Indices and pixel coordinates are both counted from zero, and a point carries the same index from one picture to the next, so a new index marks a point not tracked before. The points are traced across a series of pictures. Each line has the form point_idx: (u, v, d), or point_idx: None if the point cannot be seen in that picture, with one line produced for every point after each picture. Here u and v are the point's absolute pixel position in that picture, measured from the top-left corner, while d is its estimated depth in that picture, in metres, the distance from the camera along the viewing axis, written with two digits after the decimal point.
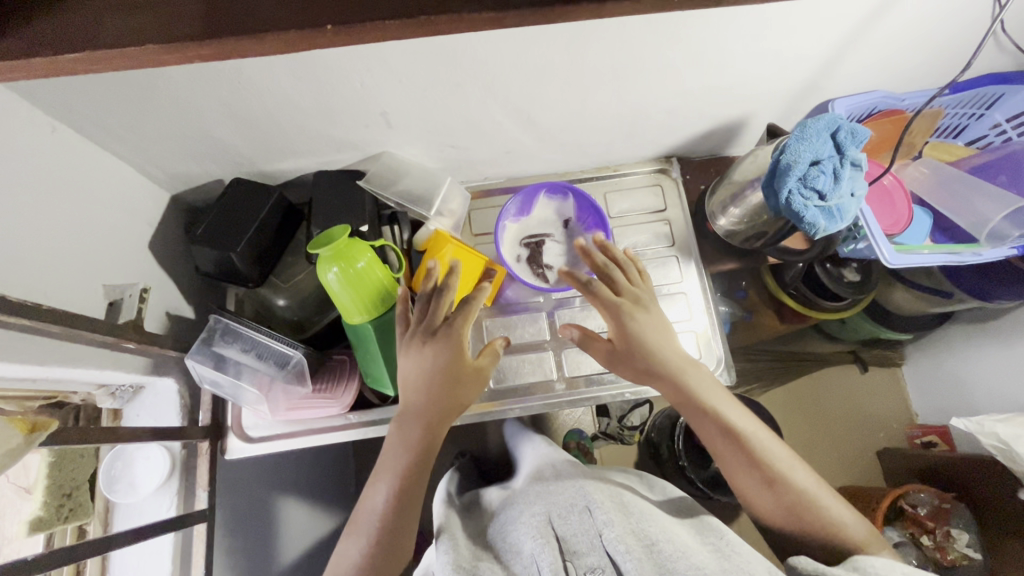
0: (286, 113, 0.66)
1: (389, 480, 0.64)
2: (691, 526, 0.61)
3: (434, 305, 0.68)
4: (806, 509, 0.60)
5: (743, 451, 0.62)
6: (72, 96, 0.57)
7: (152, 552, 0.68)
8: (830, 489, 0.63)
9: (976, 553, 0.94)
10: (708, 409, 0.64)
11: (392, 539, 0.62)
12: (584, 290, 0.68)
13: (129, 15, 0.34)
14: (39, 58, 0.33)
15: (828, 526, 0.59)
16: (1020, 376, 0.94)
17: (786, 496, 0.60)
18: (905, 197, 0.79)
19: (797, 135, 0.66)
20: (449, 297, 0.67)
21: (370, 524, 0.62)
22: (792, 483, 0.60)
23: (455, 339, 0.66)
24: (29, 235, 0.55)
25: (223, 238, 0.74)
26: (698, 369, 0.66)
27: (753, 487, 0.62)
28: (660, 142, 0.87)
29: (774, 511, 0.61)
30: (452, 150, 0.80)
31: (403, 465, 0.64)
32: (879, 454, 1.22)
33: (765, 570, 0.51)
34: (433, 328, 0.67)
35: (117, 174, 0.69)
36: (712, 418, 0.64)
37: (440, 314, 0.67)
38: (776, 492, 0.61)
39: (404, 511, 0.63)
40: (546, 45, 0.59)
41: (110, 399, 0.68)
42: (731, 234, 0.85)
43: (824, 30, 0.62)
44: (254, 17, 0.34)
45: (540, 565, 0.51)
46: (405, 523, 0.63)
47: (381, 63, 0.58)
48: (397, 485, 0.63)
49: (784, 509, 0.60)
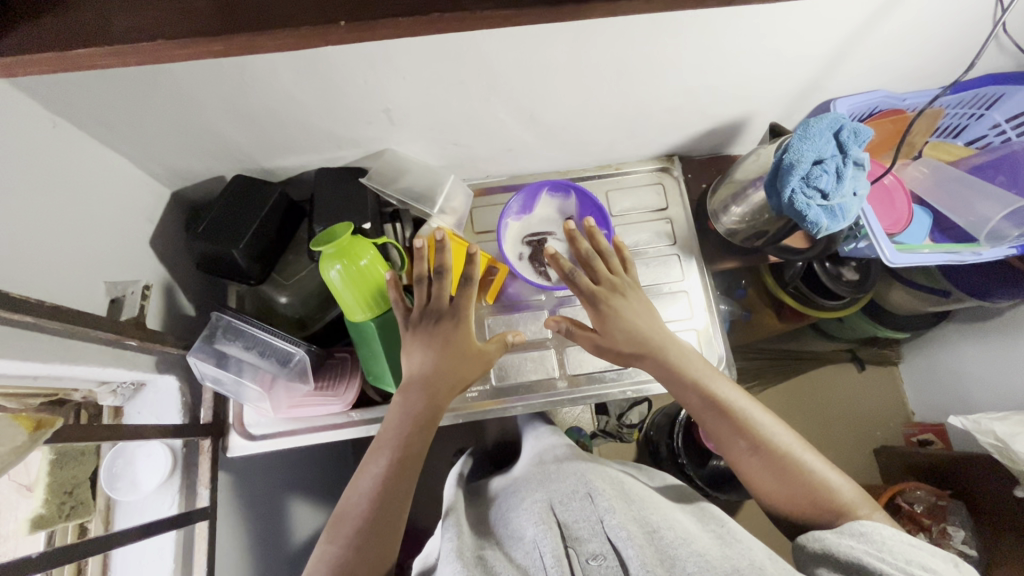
0: (289, 110, 0.66)
1: (381, 461, 0.64)
2: (694, 514, 0.60)
3: (436, 289, 0.67)
4: (804, 480, 0.59)
5: (733, 428, 0.63)
6: (73, 91, 0.56)
7: (153, 550, 0.68)
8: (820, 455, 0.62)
9: (972, 550, 0.94)
10: (691, 380, 0.66)
11: (386, 521, 0.61)
12: (565, 279, 0.67)
13: (141, 10, 0.34)
14: (50, 53, 0.33)
15: (819, 490, 0.59)
16: (1016, 375, 0.95)
17: (777, 466, 0.60)
18: (905, 196, 0.80)
19: (800, 134, 0.66)
20: (449, 278, 0.66)
21: (360, 500, 0.62)
22: (776, 448, 0.61)
23: (461, 321, 0.68)
24: (30, 232, 0.54)
25: (225, 235, 0.74)
26: (679, 345, 0.68)
27: (741, 457, 0.63)
28: (662, 140, 0.87)
29: (764, 481, 0.61)
30: (454, 148, 0.80)
31: (395, 444, 0.65)
32: (876, 451, 1.23)
33: (766, 557, 0.51)
34: (437, 312, 0.68)
35: (118, 170, 0.68)
36: (694, 389, 0.65)
37: (445, 296, 0.67)
38: (769, 466, 0.61)
39: (398, 492, 0.62)
40: (552, 43, 0.59)
41: (111, 397, 0.67)
42: (732, 233, 0.85)
43: (828, 29, 0.62)
44: (269, 13, 0.34)
45: (542, 549, 0.51)
46: (399, 502, 0.62)
47: (386, 60, 0.58)
48: (390, 457, 0.64)
49: (773, 475, 0.61)
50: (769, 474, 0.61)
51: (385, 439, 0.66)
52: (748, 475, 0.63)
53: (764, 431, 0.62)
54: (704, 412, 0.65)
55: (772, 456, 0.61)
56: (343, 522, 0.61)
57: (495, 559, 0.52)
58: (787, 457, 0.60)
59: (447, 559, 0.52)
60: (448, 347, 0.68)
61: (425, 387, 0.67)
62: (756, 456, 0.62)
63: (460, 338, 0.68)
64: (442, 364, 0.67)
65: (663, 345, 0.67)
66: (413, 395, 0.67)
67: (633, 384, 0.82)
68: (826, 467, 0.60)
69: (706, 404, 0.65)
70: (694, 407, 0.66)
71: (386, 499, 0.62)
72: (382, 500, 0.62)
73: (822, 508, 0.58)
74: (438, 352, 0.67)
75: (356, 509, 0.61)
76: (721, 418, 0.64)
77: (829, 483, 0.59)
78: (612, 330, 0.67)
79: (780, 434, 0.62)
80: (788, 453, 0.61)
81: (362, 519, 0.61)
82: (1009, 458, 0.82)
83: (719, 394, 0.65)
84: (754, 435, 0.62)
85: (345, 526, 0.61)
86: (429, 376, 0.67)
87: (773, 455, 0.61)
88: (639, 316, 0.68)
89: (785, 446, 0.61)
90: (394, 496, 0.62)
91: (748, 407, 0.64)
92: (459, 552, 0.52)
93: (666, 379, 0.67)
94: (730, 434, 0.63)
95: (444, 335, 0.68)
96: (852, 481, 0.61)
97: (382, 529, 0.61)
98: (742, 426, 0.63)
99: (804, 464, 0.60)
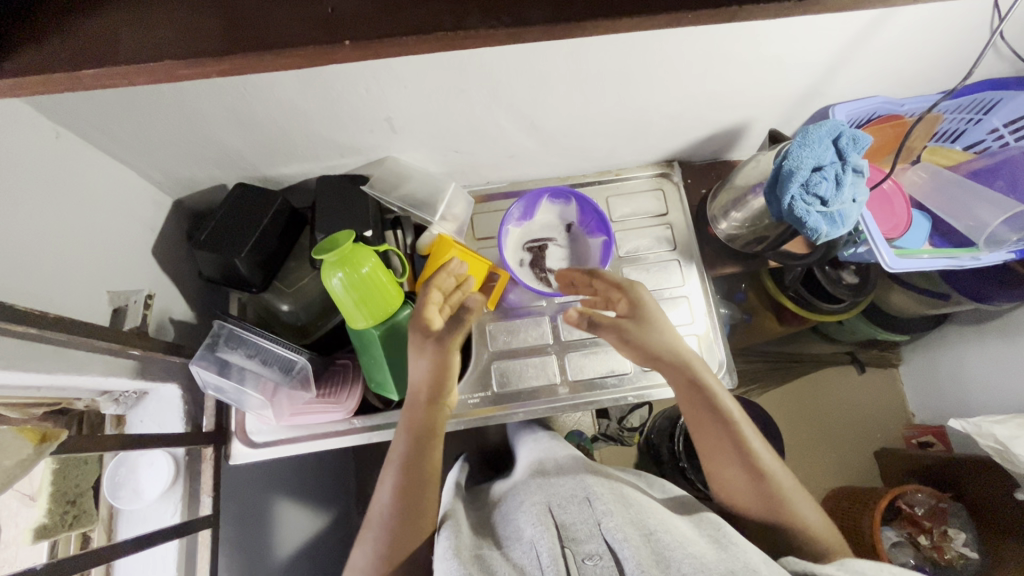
0: (291, 119, 0.66)
1: (395, 471, 0.65)
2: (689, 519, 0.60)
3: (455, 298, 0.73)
4: (787, 511, 0.61)
5: (735, 450, 0.63)
6: (77, 103, 0.57)
7: (155, 559, 0.68)
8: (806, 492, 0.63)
9: (974, 552, 0.95)
10: (703, 395, 0.66)
11: (416, 517, 0.63)
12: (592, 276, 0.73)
13: (143, 31, 0.34)
14: (56, 74, 0.33)
15: (799, 526, 0.60)
16: (1015, 378, 0.95)
17: (767, 496, 0.61)
18: (904, 201, 0.80)
19: (800, 141, 0.67)
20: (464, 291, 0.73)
21: (379, 509, 0.63)
22: (772, 478, 0.61)
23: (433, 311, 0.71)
24: (33, 242, 0.54)
25: (227, 244, 0.74)
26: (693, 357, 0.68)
27: (737, 479, 0.63)
28: (662, 146, 0.87)
29: (753, 504, 0.62)
30: (455, 155, 0.81)
31: (407, 456, 0.65)
32: (878, 453, 1.23)
33: (761, 560, 0.51)
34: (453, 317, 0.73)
35: (121, 179, 0.69)
36: (705, 405, 0.65)
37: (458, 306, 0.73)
38: (760, 493, 0.61)
39: (419, 496, 0.64)
40: (552, 53, 0.59)
41: (114, 405, 0.67)
42: (731, 238, 0.86)
43: (826, 38, 0.63)
44: (273, 32, 0.34)
45: (539, 549, 0.51)
46: (424, 502, 0.64)
47: (388, 70, 0.58)
48: (402, 469, 0.65)
49: (762, 503, 0.61)
50: (759, 501, 0.62)
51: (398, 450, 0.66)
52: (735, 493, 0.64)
53: (762, 460, 0.62)
54: (709, 426, 0.65)
55: (766, 483, 0.61)
56: (366, 527, 0.64)
57: (493, 558, 0.52)
58: (778, 489, 0.61)
59: (443, 556, 0.52)
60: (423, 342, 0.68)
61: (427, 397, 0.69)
62: (751, 482, 0.62)
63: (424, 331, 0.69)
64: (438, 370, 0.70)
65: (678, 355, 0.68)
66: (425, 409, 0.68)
67: (635, 390, 0.83)
68: (809, 504, 0.62)
69: (715, 418, 0.65)
70: (698, 419, 0.66)
71: (409, 502, 0.63)
72: (402, 504, 0.63)
73: (798, 542, 0.60)
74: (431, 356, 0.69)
75: (375, 515, 0.63)
76: (726, 434, 0.64)
77: (807, 519, 0.61)
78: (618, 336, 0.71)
79: (776, 463, 0.63)
80: (779, 484, 0.61)
81: (388, 520, 0.62)
82: (1010, 461, 0.82)
83: (733, 412, 0.65)
84: (752, 461, 0.62)
85: (368, 529, 0.63)
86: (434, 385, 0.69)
87: (766, 485, 0.61)
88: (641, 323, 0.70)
89: (779, 476, 0.62)
90: (410, 501, 0.63)
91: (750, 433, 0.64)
92: (457, 550, 0.52)
93: (679, 389, 0.68)
94: (731, 454, 0.63)
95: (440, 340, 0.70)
96: (827, 520, 0.62)
97: (405, 530, 0.62)
98: (743, 450, 0.63)
99: (792, 498, 0.61)
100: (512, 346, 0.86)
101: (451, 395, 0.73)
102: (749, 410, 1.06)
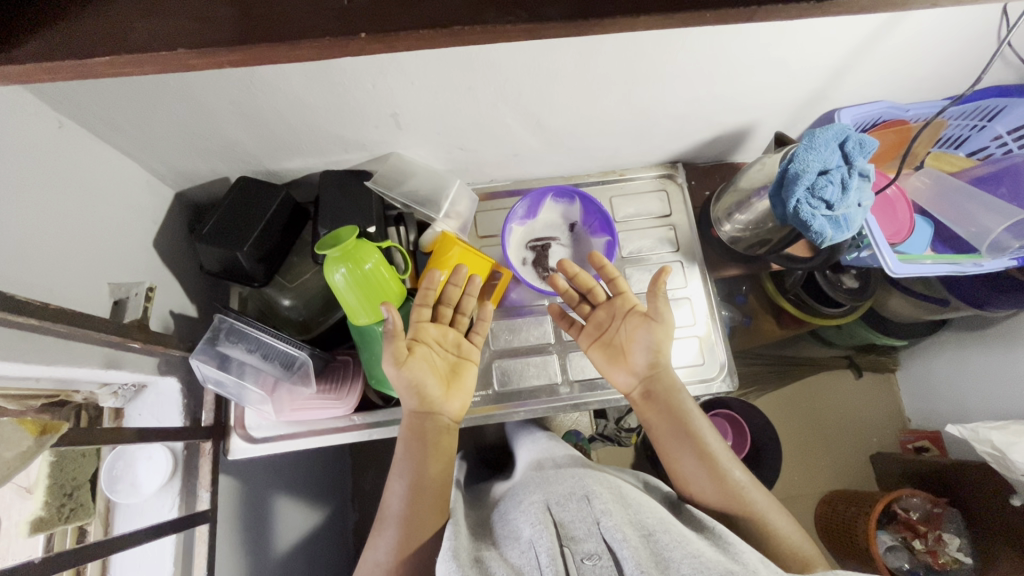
0: (296, 112, 0.66)
1: (400, 478, 0.65)
2: (683, 523, 0.60)
3: (453, 310, 0.77)
4: (751, 517, 0.61)
5: (703, 456, 0.65)
6: (82, 93, 0.56)
7: (152, 554, 0.67)
8: (776, 503, 0.64)
9: (968, 557, 0.96)
10: (674, 405, 0.68)
11: (428, 508, 0.63)
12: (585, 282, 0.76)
13: (157, 19, 0.34)
14: (67, 60, 0.33)
15: (770, 533, 0.60)
16: (1012, 384, 0.96)
17: (730, 500, 0.62)
18: (908, 207, 0.80)
19: (807, 144, 0.66)
20: (465, 302, 0.77)
21: (393, 514, 0.63)
22: (737, 484, 0.63)
23: (400, 327, 0.68)
24: (34, 232, 0.54)
25: (229, 238, 0.73)
26: (671, 371, 0.71)
27: (704, 488, 0.64)
28: (667, 148, 0.87)
29: (717, 513, 0.63)
30: (460, 153, 0.80)
31: (406, 462, 0.66)
32: (873, 458, 1.24)
33: (758, 560, 0.51)
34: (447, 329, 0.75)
35: (122, 170, 0.68)
36: (676, 414, 0.68)
37: (456, 318, 0.77)
38: (727, 498, 0.62)
39: (431, 492, 0.64)
40: (561, 52, 0.59)
41: (112, 399, 0.67)
42: (735, 241, 0.85)
43: (835, 42, 0.62)
44: (289, 21, 0.34)
45: (538, 549, 0.50)
46: (436, 498, 0.64)
47: (396, 67, 0.58)
48: (408, 474, 0.65)
49: (727, 509, 0.62)
50: (723, 507, 0.62)
51: (399, 460, 0.66)
52: (703, 504, 0.64)
53: (726, 467, 0.64)
54: (674, 436, 0.67)
55: (733, 492, 0.62)
56: (381, 531, 0.63)
57: (492, 559, 0.51)
58: (742, 495, 0.62)
59: (443, 558, 0.52)
60: (393, 359, 0.67)
61: (421, 405, 0.68)
62: (716, 487, 0.63)
63: (392, 348, 0.67)
64: (426, 379, 0.68)
65: (650, 371, 0.70)
66: (413, 416, 0.68)
67: None
68: (778, 513, 0.62)
69: (679, 432, 0.67)
70: (663, 436, 0.68)
71: (420, 500, 0.63)
72: (412, 504, 0.63)
73: (774, 553, 0.59)
74: (409, 368, 0.67)
75: (388, 519, 0.63)
76: (691, 446, 0.65)
77: (775, 527, 0.61)
78: (632, 351, 0.71)
79: (741, 474, 0.64)
80: (743, 492, 0.63)
81: (402, 518, 0.62)
82: (1006, 468, 0.82)
83: (696, 423, 0.67)
84: (720, 468, 0.64)
85: (384, 529, 0.62)
86: (429, 393, 0.68)
87: (730, 489, 0.63)
88: (650, 340, 0.70)
89: (745, 485, 0.63)
90: (422, 497, 0.63)
91: (717, 443, 0.66)
92: (456, 552, 0.52)
93: (653, 401, 0.69)
94: (696, 467, 0.65)
95: (423, 351, 0.70)
96: (804, 531, 0.63)
97: (418, 526, 0.61)
98: (709, 457, 0.64)
99: (759, 508, 0.62)
100: (513, 345, 0.86)
101: (457, 402, 0.71)
102: (747, 412, 1.06)
